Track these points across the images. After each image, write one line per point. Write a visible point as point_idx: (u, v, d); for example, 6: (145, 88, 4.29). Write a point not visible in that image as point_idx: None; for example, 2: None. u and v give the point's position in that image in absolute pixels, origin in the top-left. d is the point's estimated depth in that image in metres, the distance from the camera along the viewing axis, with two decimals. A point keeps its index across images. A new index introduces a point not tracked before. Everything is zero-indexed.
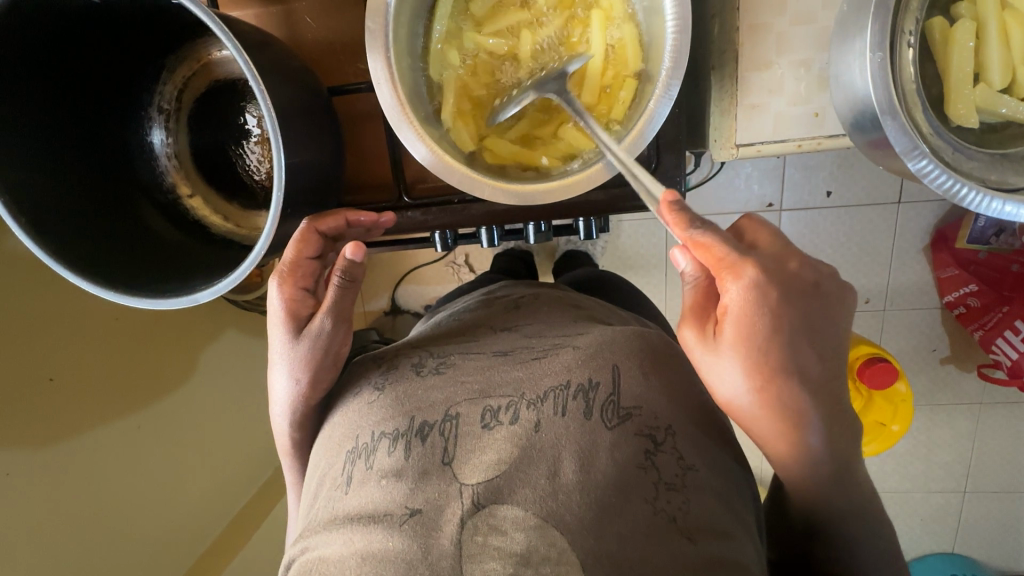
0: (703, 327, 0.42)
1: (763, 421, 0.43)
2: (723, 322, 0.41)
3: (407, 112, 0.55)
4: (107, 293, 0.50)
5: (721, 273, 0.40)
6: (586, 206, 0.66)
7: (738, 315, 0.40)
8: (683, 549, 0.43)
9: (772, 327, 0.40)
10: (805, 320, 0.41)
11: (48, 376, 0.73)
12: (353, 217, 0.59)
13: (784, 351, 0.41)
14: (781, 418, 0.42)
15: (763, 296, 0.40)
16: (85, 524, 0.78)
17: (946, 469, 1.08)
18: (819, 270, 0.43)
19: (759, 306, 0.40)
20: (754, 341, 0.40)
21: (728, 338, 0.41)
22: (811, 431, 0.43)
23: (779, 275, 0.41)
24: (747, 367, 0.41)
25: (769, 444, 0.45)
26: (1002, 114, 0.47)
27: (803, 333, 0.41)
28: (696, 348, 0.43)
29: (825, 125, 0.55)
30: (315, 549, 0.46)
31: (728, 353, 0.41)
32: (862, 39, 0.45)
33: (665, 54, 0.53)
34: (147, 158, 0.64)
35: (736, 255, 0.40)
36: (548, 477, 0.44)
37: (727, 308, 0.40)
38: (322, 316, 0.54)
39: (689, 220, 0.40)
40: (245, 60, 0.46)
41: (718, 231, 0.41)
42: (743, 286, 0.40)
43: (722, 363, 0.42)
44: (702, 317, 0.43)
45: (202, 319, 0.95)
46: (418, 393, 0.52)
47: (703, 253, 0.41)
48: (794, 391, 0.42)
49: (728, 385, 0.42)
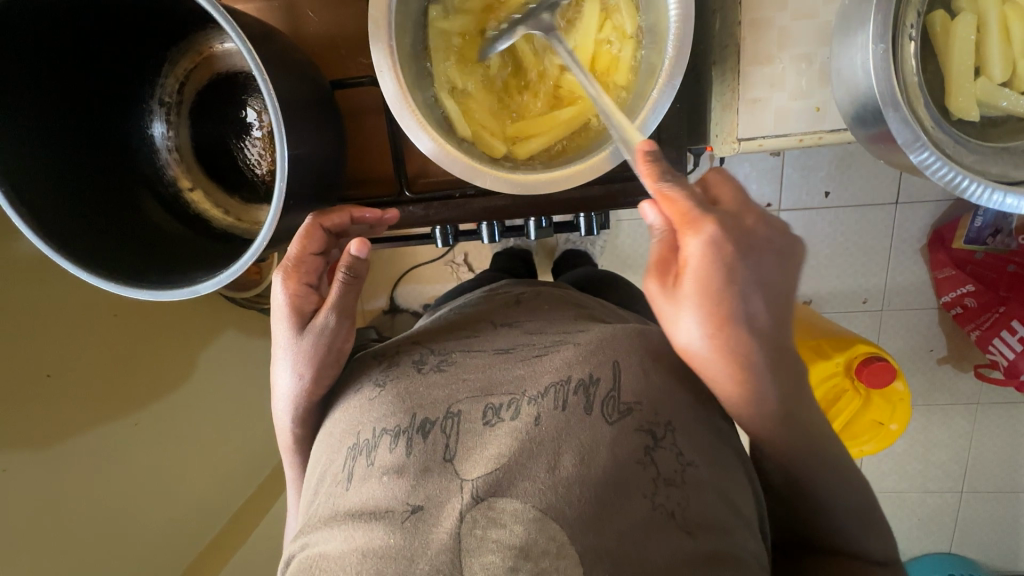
0: (665, 279, 0.41)
1: (717, 369, 0.43)
2: (684, 277, 0.40)
3: (409, 101, 0.55)
4: (107, 284, 0.50)
5: (683, 227, 0.40)
6: (588, 201, 0.66)
7: (698, 270, 0.39)
8: (683, 545, 0.43)
9: (730, 282, 0.40)
10: (761, 278, 0.41)
11: (45, 372, 0.72)
12: (359, 213, 0.60)
13: (740, 304, 0.41)
14: (735, 368, 0.43)
15: (722, 253, 0.39)
16: (82, 521, 0.77)
17: (943, 469, 1.09)
18: (778, 229, 0.43)
19: (718, 262, 0.39)
20: (712, 296, 0.40)
21: (689, 293, 0.40)
22: (763, 381, 0.44)
23: (740, 230, 0.41)
24: (705, 320, 0.41)
25: (722, 391, 0.45)
26: (1002, 107, 0.48)
27: (759, 288, 0.41)
28: (658, 301, 0.42)
29: (826, 120, 0.55)
30: (315, 545, 0.46)
31: (688, 306, 0.41)
32: (864, 33, 0.45)
33: (667, 46, 0.53)
34: (148, 150, 0.64)
35: (698, 210, 0.40)
36: (549, 472, 0.44)
37: (688, 262, 0.40)
38: (326, 312, 0.54)
39: (659, 172, 0.41)
40: (249, 50, 0.45)
41: (683, 187, 0.40)
42: (706, 241, 0.39)
43: (682, 315, 0.41)
44: (664, 271, 0.42)
45: (201, 315, 0.94)
46: (419, 389, 0.51)
47: (669, 205, 0.40)
48: (746, 343, 0.42)
49: (685, 337, 0.42)
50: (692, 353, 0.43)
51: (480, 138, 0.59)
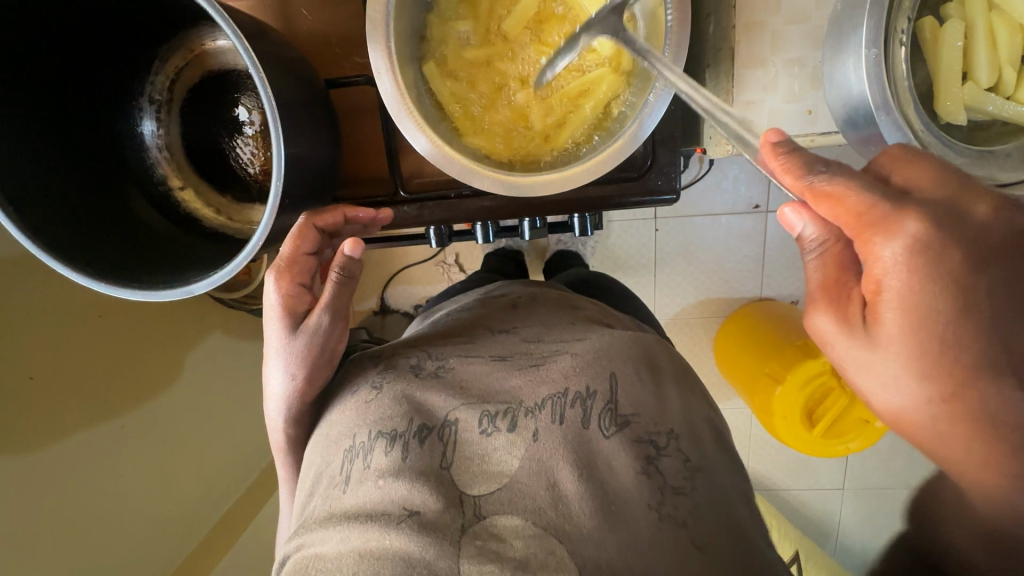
0: (846, 313, 0.40)
1: (948, 436, 0.40)
2: (883, 310, 0.39)
3: (406, 101, 0.55)
4: (98, 284, 0.49)
5: (865, 235, 0.37)
6: (582, 202, 0.66)
7: (899, 296, 0.38)
8: (693, 558, 0.42)
9: (942, 301, 0.37)
10: (997, 276, 0.38)
11: (29, 374, 0.71)
12: (352, 213, 0.60)
13: (954, 321, 0.38)
14: (973, 423, 0.40)
15: (923, 260, 0.36)
16: (69, 525, 0.75)
17: (925, 466, 1.11)
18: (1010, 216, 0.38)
19: (914, 272, 0.37)
20: (921, 321, 0.38)
21: (889, 332, 0.39)
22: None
23: (945, 224, 0.37)
24: (908, 355, 0.39)
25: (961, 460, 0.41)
26: (989, 111, 0.49)
27: (982, 299, 0.38)
28: (836, 336, 0.41)
29: (818, 123, 0.56)
30: (311, 546, 0.45)
31: (887, 346, 0.39)
32: (857, 38, 0.46)
33: (664, 49, 0.53)
34: (137, 148, 0.63)
35: (888, 210, 0.36)
36: (548, 489, 0.44)
37: (883, 287, 0.38)
38: (319, 313, 0.53)
39: (804, 166, 0.37)
40: (246, 48, 0.45)
41: (850, 179, 0.36)
42: (899, 249, 0.36)
43: (880, 358, 0.40)
44: (839, 301, 0.41)
45: (188, 316, 0.93)
46: (417, 395, 0.51)
47: (835, 205, 0.37)
48: (973, 378, 0.39)
49: (894, 389, 0.41)
50: (895, 405, 0.41)
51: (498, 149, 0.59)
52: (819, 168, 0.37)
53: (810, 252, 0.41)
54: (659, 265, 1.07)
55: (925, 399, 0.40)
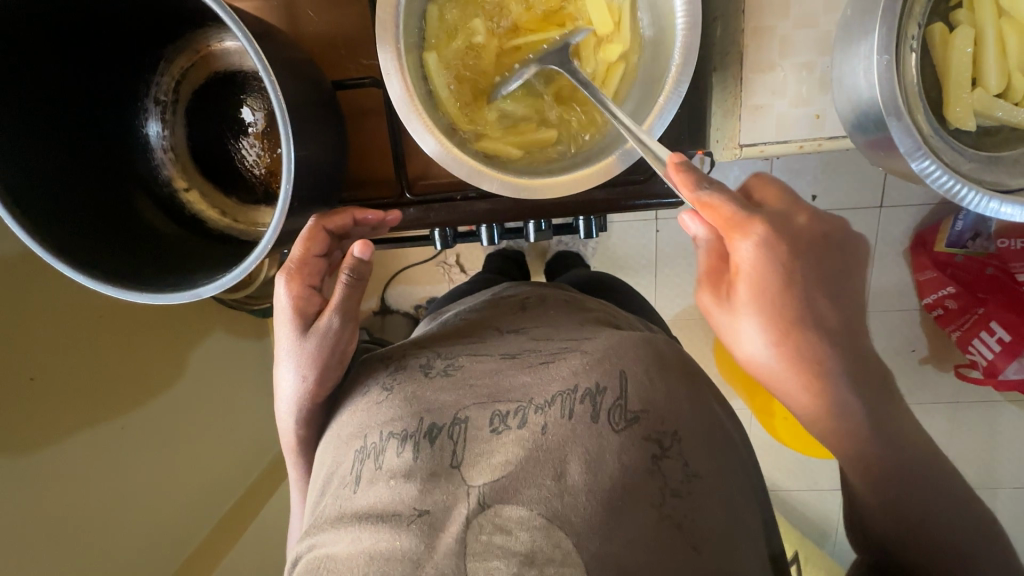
0: (719, 290, 0.43)
1: (785, 377, 0.43)
2: (737, 285, 0.41)
3: (416, 104, 0.55)
4: (105, 287, 0.49)
5: (730, 231, 0.40)
6: (588, 205, 0.66)
7: (752, 273, 0.40)
8: (689, 558, 0.44)
9: (787, 283, 0.41)
10: (820, 268, 0.42)
11: (30, 375, 0.70)
12: (360, 215, 0.59)
13: (800, 303, 0.41)
14: (806, 373, 0.43)
15: (777, 249, 0.40)
16: (69, 526, 0.75)
17: None
18: (828, 222, 0.44)
19: (773, 261, 0.40)
20: (769, 299, 0.41)
21: (744, 300, 0.41)
22: (845, 393, 0.43)
23: (789, 227, 0.41)
24: (765, 323, 0.41)
25: (797, 404, 0.44)
26: (998, 117, 0.49)
27: (816, 285, 0.42)
28: (714, 312, 0.43)
29: (826, 127, 0.56)
30: (322, 546, 0.45)
31: (745, 313, 0.42)
32: (868, 43, 0.46)
33: (674, 52, 0.54)
34: (143, 150, 0.63)
35: (743, 213, 0.40)
36: (554, 480, 0.44)
37: (740, 267, 0.40)
38: (330, 315, 0.53)
39: (695, 180, 0.40)
40: (256, 51, 0.45)
41: (728, 193, 0.40)
42: (755, 244, 0.39)
43: (741, 323, 0.42)
44: (716, 282, 0.43)
45: (189, 317, 0.93)
46: (427, 394, 0.51)
47: (711, 213, 0.40)
48: (814, 345, 0.42)
49: (751, 343, 0.42)
50: (768, 367, 0.44)
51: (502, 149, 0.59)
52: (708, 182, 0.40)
53: (700, 248, 0.44)
54: (660, 266, 1.08)
55: (788, 361, 0.42)
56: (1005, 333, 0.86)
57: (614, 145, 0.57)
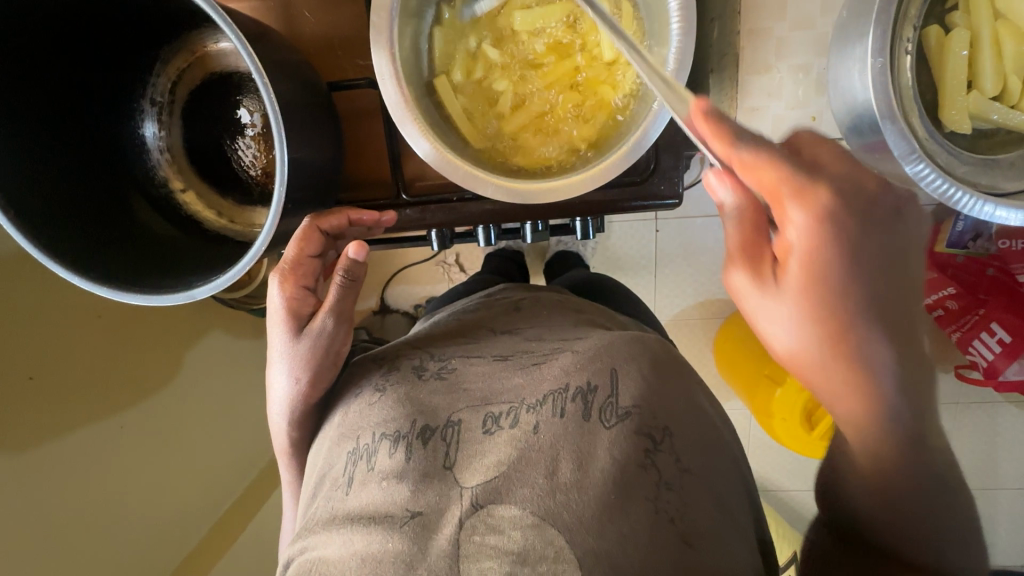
0: (759, 270, 0.38)
1: (830, 377, 0.39)
2: (786, 263, 0.37)
3: (410, 107, 0.55)
4: (100, 289, 0.49)
5: (782, 200, 0.36)
6: (585, 206, 0.66)
7: (804, 250, 0.37)
8: (682, 552, 0.43)
9: (840, 263, 0.37)
10: (874, 257, 0.38)
11: (27, 375, 0.71)
12: (356, 216, 0.59)
13: (854, 285, 0.37)
14: (856, 370, 0.39)
15: (836, 225, 0.36)
16: (67, 525, 0.75)
17: None
18: (889, 192, 0.40)
19: (824, 237, 0.36)
20: (821, 281, 0.37)
21: (791, 282, 0.37)
22: (887, 385, 0.40)
23: (845, 194, 0.37)
24: (805, 313, 0.37)
25: (843, 405, 0.41)
26: (993, 121, 0.49)
27: (874, 267, 0.38)
28: (751, 293, 0.38)
29: (820, 127, 0.58)
30: (315, 549, 0.46)
31: (789, 298, 0.37)
32: (863, 46, 0.46)
33: (669, 55, 0.53)
34: (139, 151, 0.63)
35: (802, 178, 0.36)
36: (546, 477, 0.44)
37: (791, 245, 0.37)
38: (323, 316, 0.53)
39: (731, 134, 0.36)
40: (249, 54, 0.45)
41: (771, 152, 0.37)
42: (809, 214, 0.36)
43: (781, 310, 0.38)
44: (754, 259, 0.38)
45: (188, 316, 0.93)
46: (421, 396, 0.51)
47: (760, 179, 0.37)
48: (867, 336, 0.38)
49: (784, 333, 0.38)
50: (806, 358, 0.39)
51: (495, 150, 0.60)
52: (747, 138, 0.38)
53: (729, 219, 0.38)
54: (659, 266, 1.07)
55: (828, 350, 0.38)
56: (1006, 333, 0.86)
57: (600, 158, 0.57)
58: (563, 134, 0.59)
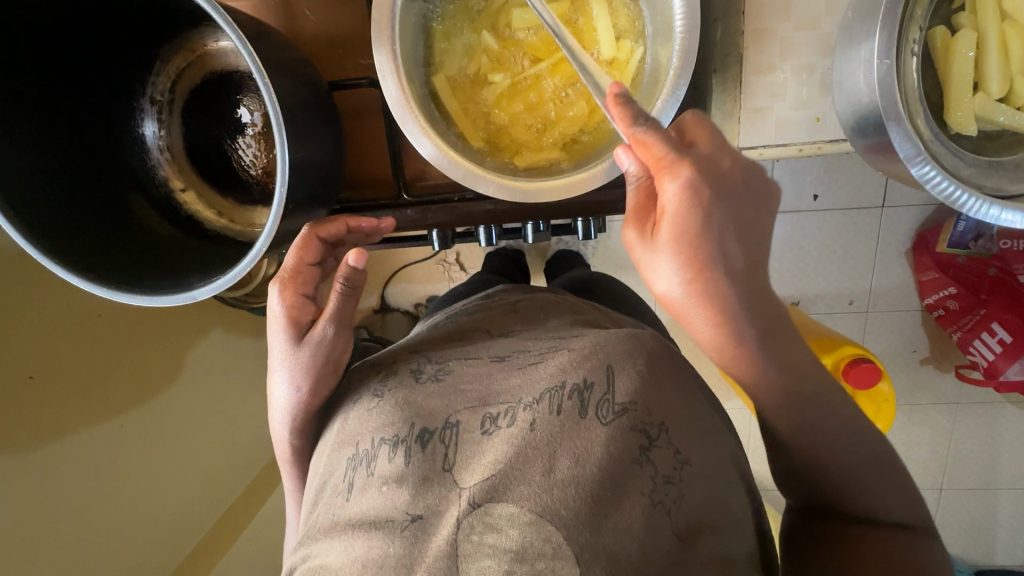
0: (644, 228, 0.41)
1: (696, 323, 0.43)
2: (662, 224, 0.40)
3: (412, 107, 0.55)
4: (101, 290, 0.48)
5: (660, 172, 0.40)
6: (587, 206, 0.66)
7: (676, 216, 0.39)
8: (671, 545, 0.43)
9: (707, 230, 0.39)
10: (742, 218, 0.41)
11: (28, 374, 0.70)
12: (354, 222, 0.59)
13: (717, 251, 0.40)
14: (718, 323, 0.43)
15: (704, 197, 0.39)
16: (69, 525, 0.75)
17: (923, 467, 1.12)
18: (756, 170, 0.42)
19: (695, 206, 0.39)
20: (690, 244, 0.40)
21: (665, 240, 0.40)
22: (750, 343, 0.44)
23: (717, 170, 0.40)
24: (682, 268, 0.40)
25: (712, 351, 0.46)
26: (999, 122, 0.49)
27: (738, 236, 0.41)
28: (637, 248, 0.42)
29: (826, 130, 0.56)
30: (317, 557, 0.46)
31: (664, 254, 0.40)
32: (869, 47, 0.46)
33: (672, 56, 0.53)
34: (139, 150, 0.63)
35: (675, 155, 0.39)
36: (543, 474, 0.43)
37: (665, 207, 0.39)
38: (324, 325, 0.53)
39: (632, 116, 0.41)
40: (251, 52, 0.44)
41: (662, 132, 0.40)
42: (682, 186, 0.39)
43: (659, 263, 0.41)
44: (642, 218, 0.42)
45: (189, 316, 0.93)
46: (418, 400, 0.51)
47: (644, 150, 0.40)
48: (727, 296, 0.41)
49: (663, 283, 0.42)
50: (683, 309, 0.43)
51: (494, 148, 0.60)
52: (646, 116, 0.41)
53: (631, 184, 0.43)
54: None
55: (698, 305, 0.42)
56: (1006, 333, 0.85)
57: (606, 153, 0.57)
58: (560, 130, 0.59)
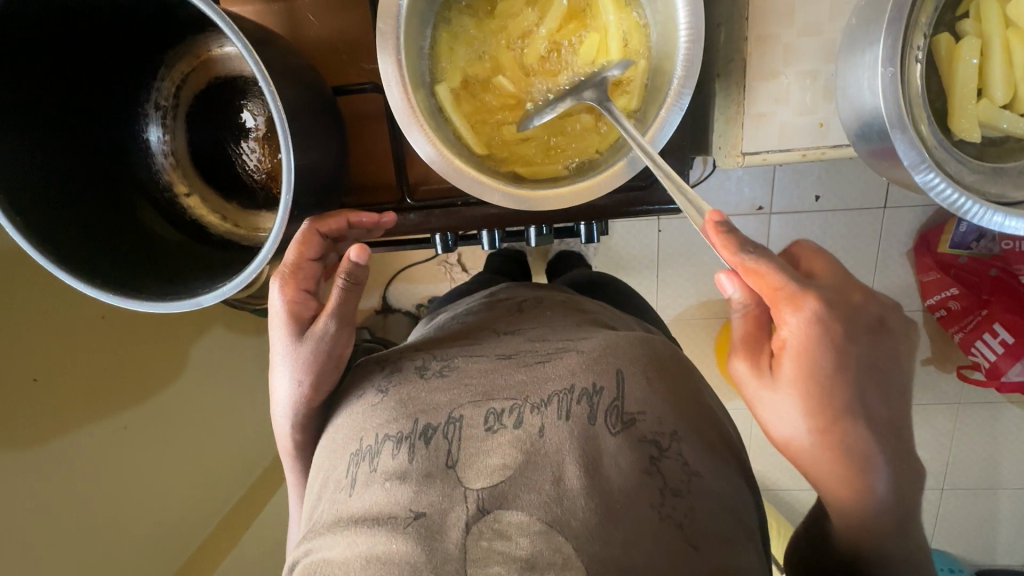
0: (759, 363, 0.40)
1: (824, 466, 0.41)
2: (783, 358, 0.39)
3: (417, 114, 0.55)
4: (106, 296, 0.49)
5: (778, 304, 0.39)
6: (590, 210, 0.67)
7: (800, 350, 0.38)
8: (687, 557, 0.43)
9: (835, 366, 0.38)
10: (872, 361, 0.40)
11: (32, 377, 0.71)
12: (356, 218, 0.58)
13: (845, 390, 0.39)
14: (850, 466, 0.40)
15: (829, 331, 0.38)
16: (74, 525, 0.76)
17: (926, 467, 1.12)
18: (883, 304, 0.41)
19: (819, 341, 0.38)
20: (815, 376, 0.38)
21: (787, 374, 0.39)
22: (881, 482, 0.41)
23: (842, 307, 0.39)
24: (807, 410, 0.39)
25: (835, 497, 0.42)
26: (1003, 129, 0.49)
27: (869, 374, 0.40)
28: (752, 382, 0.41)
29: (829, 136, 0.56)
30: (319, 550, 0.46)
31: (787, 390, 0.39)
32: (872, 53, 0.46)
33: (677, 62, 0.53)
34: (143, 155, 0.63)
35: (796, 285, 0.38)
36: (553, 482, 0.44)
37: (786, 341, 0.39)
38: (326, 320, 0.53)
39: (738, 244, 0.39)
40: (255, 60, 0.45)
41: (774, 259, 0.39)
42: (806, 319, 0.38)
43: (780, 400, 0.40)
44: (755, 351, 0.41)
45: (192, 317, 0.93)
46: (422, 395, 0.51)
47: (758, 280, 0.39)
48: (860, 437, 0.39)
49: (785, 424, 0.40)
50: (805, 451, 0.41)
51: (497, 156, 0.60)
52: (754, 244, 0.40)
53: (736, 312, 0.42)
54: (661, 266, 1.07)
55: (822, 446, 0.40)
56: (1007, 334, 0.86)
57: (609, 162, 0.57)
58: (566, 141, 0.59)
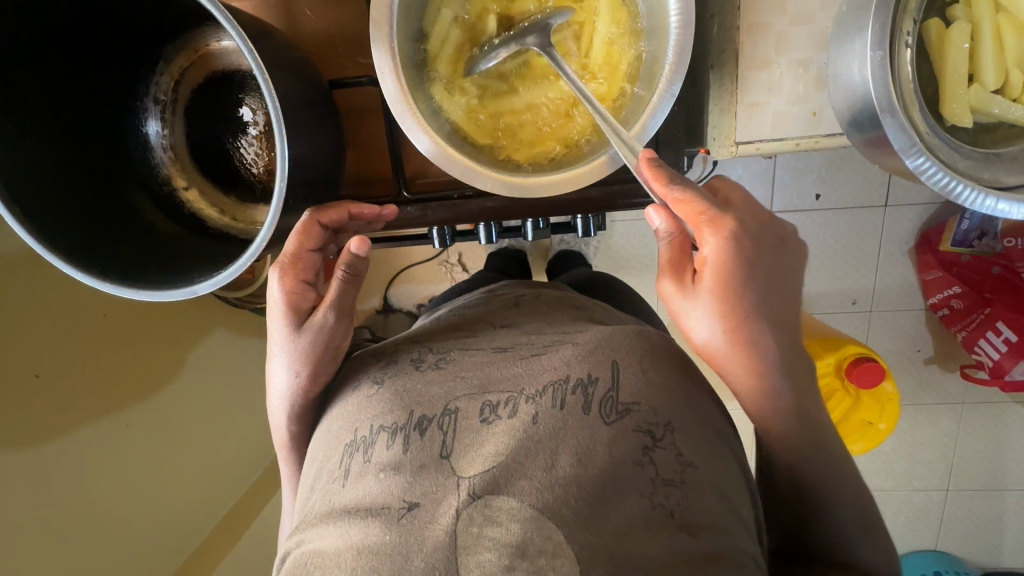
0: (681, 278, 0.45)
1: (735, 367, 0.46)
2: (702, 272, 0.44)
3: (410, 103, 0.55)
4: (103, 284, 0.49)
5: (701, 226, 0.44)
6: (587, 202, 0.67)
7: (718, 264, 0.43)
8: (682, 543, 0.43)
9: (746, 277, 0.44)
10: (773, 273, 0.45)
11: (34, 372, 0.71)
12: (357, 210, 0.58)
13: (754, 297, 0.44)
14: (755, 365, 0.45)
15: (741, 247, 0.43)
16: (74, 521, 0.76)
17: (930, 468, 1.11)
18: (784, 228, 0.47)
19: (733, 257, 0.43)
20: (730, 289, 0.43)
21: (706, 286, 0.44)
22: (780, 384, 0.46)
23: (750, 225, 0.45)
24: (720, 313, 0.44)
25: (743, 398, 0.47)
26: (995, 114, 0.49)
27: (773, 286, 0.45)
28: (675, 298, 0.45)
29: (823, 125, 0.56)
30: (312, 542, 0.45)
31: (704, 301, 0.44)
32: (862, 39, 0.46)
33: (668, 51, 0.53)
34: (143, 149, 0.64)
35: (714, 209, 0.44)
36: (546, 471, 0.44)
37: (706, 258, 0.44)
38: (324, 311, 0.54)
39: (666, 177, 0.45)
40: (250, 48, 0.45)
41: (696, 188, 0.45)
42: (722, 238, 0.43)
43: (698, 309, 0.44)
44: (678, 269, 0.45)
45: (193, 314, 0.94)
46: (417, 387, 0.51)
47: (682, 206, 0.44)
48: (764, 340, 0.44)
49: (702, 330, 0.45)
50: (725, 356, 0.45)
51: (493, 147, 0.60)
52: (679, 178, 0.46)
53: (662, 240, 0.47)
54: None
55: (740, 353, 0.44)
56: (1011, 333, 0.85)
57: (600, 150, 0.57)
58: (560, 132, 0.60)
